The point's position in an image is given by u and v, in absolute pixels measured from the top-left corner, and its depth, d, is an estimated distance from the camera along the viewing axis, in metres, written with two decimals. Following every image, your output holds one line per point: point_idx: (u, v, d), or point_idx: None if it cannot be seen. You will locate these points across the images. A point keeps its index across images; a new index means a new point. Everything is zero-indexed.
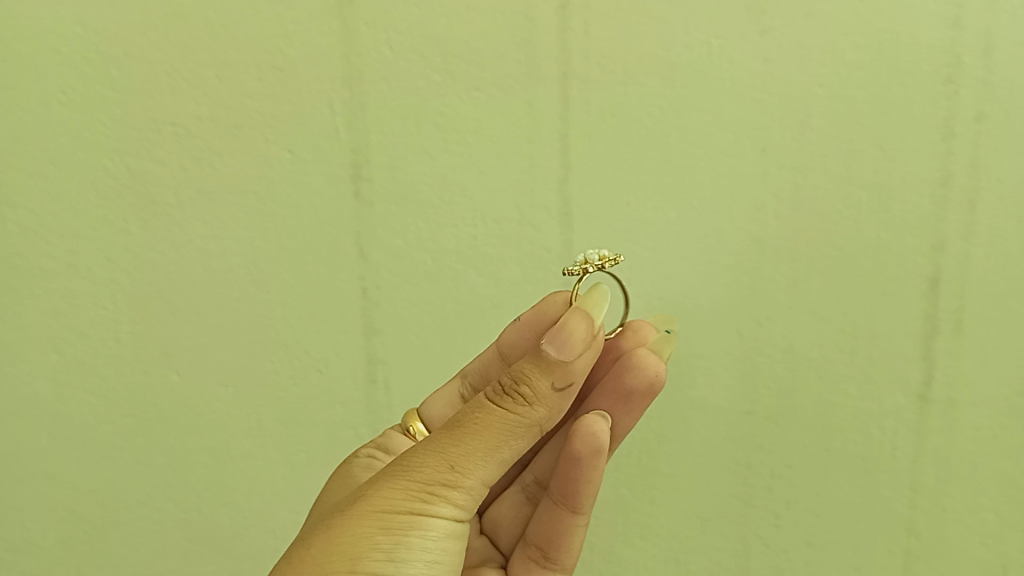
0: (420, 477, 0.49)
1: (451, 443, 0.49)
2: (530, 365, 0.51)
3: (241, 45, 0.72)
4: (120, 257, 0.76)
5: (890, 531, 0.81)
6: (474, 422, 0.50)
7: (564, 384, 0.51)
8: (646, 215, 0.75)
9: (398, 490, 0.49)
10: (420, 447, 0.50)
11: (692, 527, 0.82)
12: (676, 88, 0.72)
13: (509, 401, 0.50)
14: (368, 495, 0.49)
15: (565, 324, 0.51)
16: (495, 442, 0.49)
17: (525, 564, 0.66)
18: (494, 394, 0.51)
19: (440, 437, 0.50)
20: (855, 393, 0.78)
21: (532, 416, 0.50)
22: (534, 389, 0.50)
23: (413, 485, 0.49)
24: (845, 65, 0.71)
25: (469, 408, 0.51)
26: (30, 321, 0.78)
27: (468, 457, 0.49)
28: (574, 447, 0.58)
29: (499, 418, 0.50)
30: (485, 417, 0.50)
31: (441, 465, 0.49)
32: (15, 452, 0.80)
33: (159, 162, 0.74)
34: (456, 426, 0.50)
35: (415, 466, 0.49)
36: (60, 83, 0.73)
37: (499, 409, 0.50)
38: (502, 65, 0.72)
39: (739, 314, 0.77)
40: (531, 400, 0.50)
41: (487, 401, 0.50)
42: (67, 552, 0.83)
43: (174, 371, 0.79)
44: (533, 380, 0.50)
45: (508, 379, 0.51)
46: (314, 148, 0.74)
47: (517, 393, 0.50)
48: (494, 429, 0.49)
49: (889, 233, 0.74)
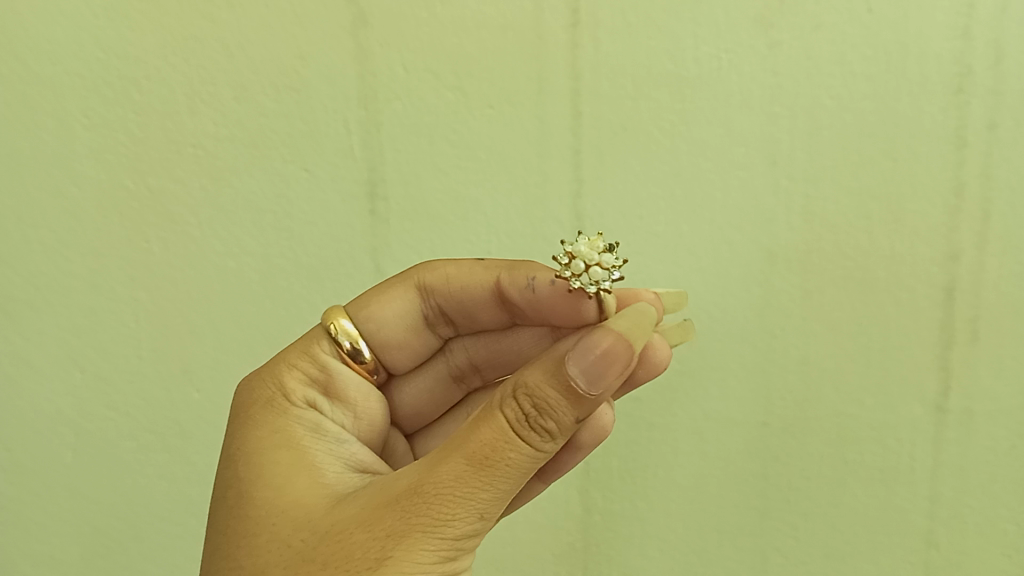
0: (451, 535, 0.43)
1: (481, 489, 0.44)
2: (559, 396, 0.46)
3: (258, 66, 0.73)
4: (140, 275, 0.78)
5: (908, 542, 0.81)
6: (503, 463, 0.44)
7: (584, 415, 0.47)
8: (658, 228, 0.76)
9: (431, 552, 0.43)
10: (442, 488, 0.44)
11: (709, 539, 0.82)
12: (686, 101, 0.73)
13: (540, 437, 0.45)
14: (392, 557, 0.43)
15: (607, 348, 0.46)
16: (518, 479, 0.46)
17: None
18: (519, 424, 0.45)
19: (464, 478, 0.44)
20: (870, 403, 0.78)
21: (552, 449, 0.46)
22: (559, 425, 0.46)
23: (444, 544, 0.43)
24: (855, 76, 0.71)
25: (487, 435, 0.45)
26: (51, 340, 0.79)
27: (494, 502, 0.45)
28: (586, 437, 0.65)
29: (528, 458, 0.45)
30: (514, 458, 0.44)
31: (471, 515, 0.44)
32: (39, 468, 0.82)
33: (177, 182, 0.76)
34: (482, 464, 0.44)
35: (445, 517, 0.43)
36: (79, 105, 0.74)
37: (527, 449, 0.45)
38: (513, 81, 0.73)
39: (752, 325, 0.77)
40: (557, 435, 0.46)
41: (515, 437, 0.45)
42: (91, 564, 0.84)
43: (194, 387, 0.80)
44: (559, 415, 0.46)
45: (534, 408, 0.45)
46: (329, 166, 0.75)
47: (543, 430, 0.45)
48: (521, 469, 0.45)
49: (902, 244, 0.74)
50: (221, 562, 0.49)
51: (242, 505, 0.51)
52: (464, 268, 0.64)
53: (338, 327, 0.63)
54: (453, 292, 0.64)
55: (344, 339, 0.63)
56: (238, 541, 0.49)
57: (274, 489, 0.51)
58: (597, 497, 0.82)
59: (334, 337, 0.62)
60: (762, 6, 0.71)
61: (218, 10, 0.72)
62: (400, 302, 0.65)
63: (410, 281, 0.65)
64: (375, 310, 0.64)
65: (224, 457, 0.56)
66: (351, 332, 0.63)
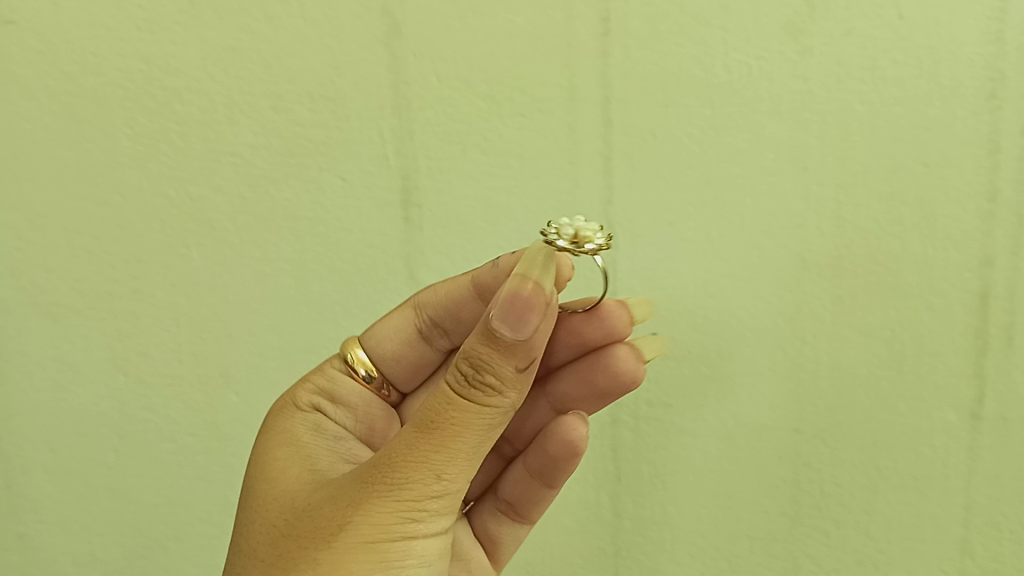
0: (407, 497, 0.47)
1: (430, 452, 0.47)
2: (489, 350, 0.47)
3: (295, 77, 0.75)
4: (181, 281, 0.79)
5: (943, 550, 0.80)
6: (449, 423, 0.47)
7: (525, 362, 0.49)
8: (688, 234, 0.76)
9: (389, 515, 0.47)
10: (394, 458, 0.47)
11: (740, 545, 0.82)
12: (716, 108, 0.73)
13: (483, 392, 0.47)
14: (353, 521, 0.47)
15: (523, 293, 0.47)
16: (473, 441, 0.48)
17: (491, 515, 0.69)
18: (460, 384, 0.47)
19: (414, 441, 0.47)
20: (903, 410, 0.77)
21: (503, 404, 0.48)
22: (499, 377, 0.48)
23: (403, 507, 0.47)
24: (886, 82, 0.71)
25: (434, 402, 0.48)
26: (94, 345, 0.81)
27: (452, 463, 0.48)
28: (553, 451, 0.64)
29: (475, 416, 0.48)
30: (460, 416, 0.47)
31: (427, 477, 0.47)
32: (84, 469, 0.84)
33: (216, 190, 0.77)
34: (429, 428, 0.47)
35: (399, 482, 0.47)
36: (123, 116, 0.76)
37: (473, 406, 0.47)
38: (544, 90, 0.74)
39: (782, 331, 0.77)
40: (501, 388, 0.48)
41: (457, 396, 0.47)
42: (133, 564, 0.86)
43: (233, 390, 0.82)
44: (495, 367, 0.48)
45: (471, 366, 0.48)
46: (363, 174, 0.77)
47: (484, 385, 0.47)
48: (472, 428, 0.48)
49: (934, 249, 0.74)
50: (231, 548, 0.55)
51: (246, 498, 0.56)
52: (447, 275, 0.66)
53: (353, 353, 0.67)
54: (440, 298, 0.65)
55: (361, 366, 0.67)
56: (241, 529, 0.54)
57: (273, 479, 0.56)
58: (628, 502, 0.82)
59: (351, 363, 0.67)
60: (792, 13, 0.71)
61: (257, 23, 0.74)
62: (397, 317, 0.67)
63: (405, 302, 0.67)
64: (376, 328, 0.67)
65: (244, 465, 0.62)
66: (366, 360, 0.67)
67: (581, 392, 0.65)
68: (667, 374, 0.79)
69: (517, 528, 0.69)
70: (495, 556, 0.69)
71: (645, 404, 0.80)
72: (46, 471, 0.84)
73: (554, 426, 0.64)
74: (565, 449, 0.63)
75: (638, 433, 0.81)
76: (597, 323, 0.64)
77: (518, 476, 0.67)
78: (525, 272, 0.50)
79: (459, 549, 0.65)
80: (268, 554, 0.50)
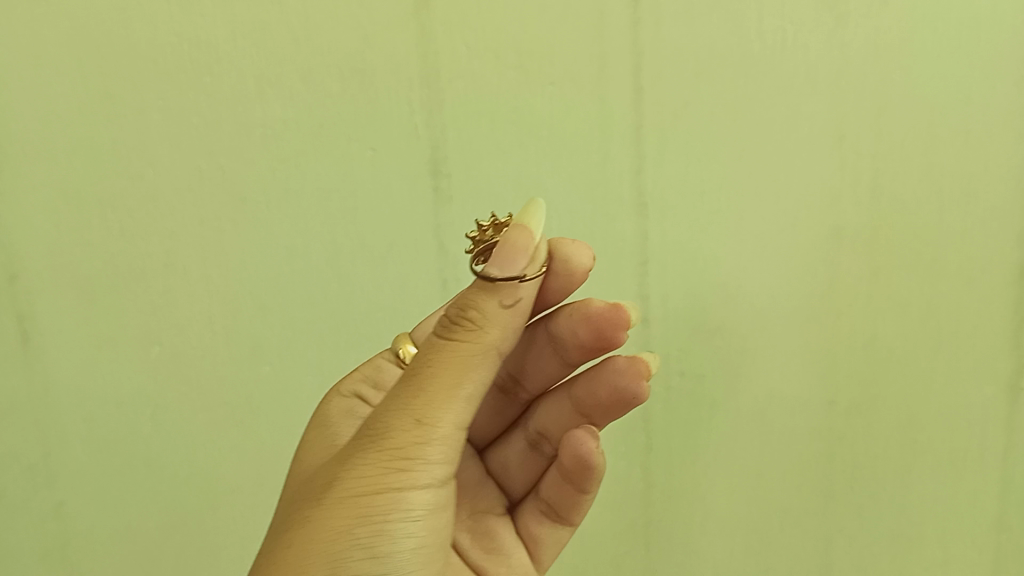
0: (388, 445, 0.47)
1: (408, 395, 0.48)
2: (475, 291, 0.49)
3: (324, 49, 0.75)
4: (213, 255, 0.80)
5: (971, 518, 0.82)
6: (429, 367, 0.48)
7: (512, 301, 0.50)
8: (722, 206, 0.75)
9: (371, 464, 0.47)
10: (379, 409, 0.48)
11: (772, 519, 0.82)
12: (750, 78, 0.72)
13: (467, 330, 0.49)
14: (339, 476, 0.48)
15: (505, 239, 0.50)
16: (459, 382, 0.48)
17: (532, 516, 0.68)
18: (443, 327, 0.50)
19: (397, 392, 0.48)
20: (941, 383, 0.78)
21: (485, 341, 0.49)
22: (483, 313, 0.49)
23: (384, 454, 0.47)
24: (922, 51, 0.71)
25: (420, 356, 0.50)
26: (129, 320, 0.81)
27: (433, 405, 0.47)
28: (566, 459, 0.61)
29: (458, 353, 0.48)
30: (440, 356, 0.48)
31: (406, 421, 0.47)
32: (120, 442, 0.84)
33: (247, 164, 0.78)
34: (412, 375, 0.48)
35: (380, 431, 0.47)
36: (154, 90, 0.76)
37: (453, 344, 0.48)
38: (576, 61, 0.74)
39: (815, 304, 0.77)
40: (484, 325, 0.49)
41: (437, 341, 0.49)
42: (168, 536, 0.87)
43: (265, 362, 0.83)
44: (479, 305, 0.49)
45: (457, 310, 0.50)
46: (394, 147, 0.77)
47: (465, 322, 0.49)
48: (455, 367, 0.48)
49: (972, 222, 0.75)
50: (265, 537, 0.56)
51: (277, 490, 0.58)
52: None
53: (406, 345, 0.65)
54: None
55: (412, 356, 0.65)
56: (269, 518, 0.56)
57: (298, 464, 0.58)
58: (661, 475, 0.81)
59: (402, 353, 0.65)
60: None
61: None
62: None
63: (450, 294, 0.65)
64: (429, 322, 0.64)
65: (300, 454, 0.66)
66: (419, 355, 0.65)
67: (593, 400, 0.62)
68: (699, 351, 0.78)
69: (558, 531, 0.67)
70: (536, 558, 0.67)
71: (678, 376, 0.78)
72: (82, 445, 0.83)
73: (565, 437, 0.61)
74: (577, 464, 0.62)
75: (670, 408, 0.79)
76: (586, 326, 0.59)
77: (552, 479, 0.66)
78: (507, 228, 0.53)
79: (498, 543, 0.66)
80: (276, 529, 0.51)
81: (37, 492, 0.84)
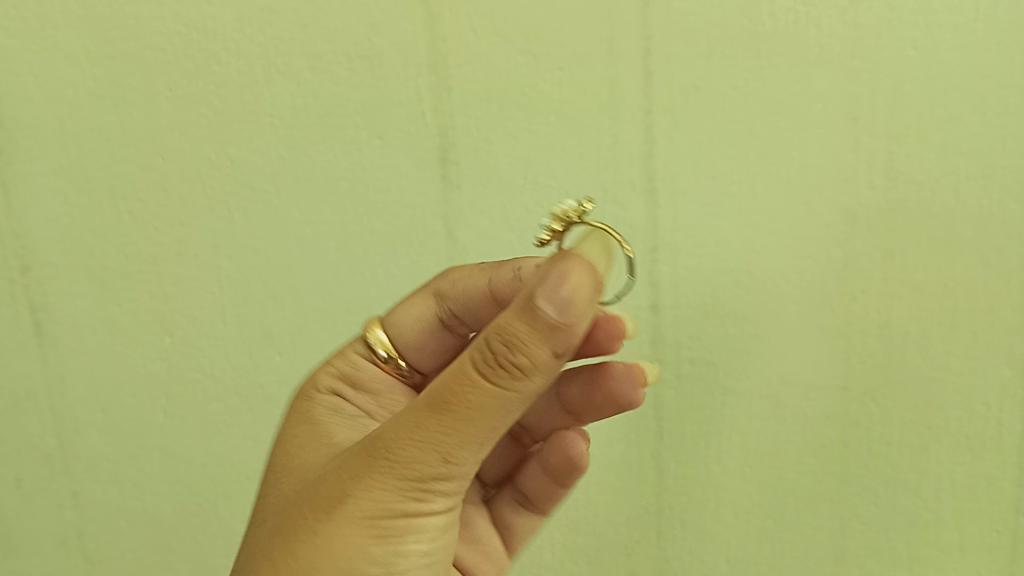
0: (412, 478, 0.46)
1: (437, 431, 0.45)
2: (525, 331, 0.43)
3: (331, 35, 0.74)
4: (223, 243, 0.80)
5: (997, 510, 0.79)
6: (465, 407, 0.45)
7: (564, 348, 0.45)
8: (732, 189, 0.74)
9: (391, 492, 0.46)
10: (404, 436, 0.46)
11: (786, 505, 0.82)
12: (762, 58, 0.71)
13: (509, 375, 0.44)
14: (354, 495, 0.47)
15: (563, 274, 0.44)
16: (489, 423, 0.45)
17: (508, 507, 0.68)
18: (485, 364, 0.44)
19: (425, 424, 0.45)
20: (956, 367, 0.76)
21: (527, 388, 0.45)
22: (531, 360, 0.44)
23: (406, 485, 0.46)
24: (940, 28, 0.69)
25: (454, 383, 0.45)
26: (143, 307, 0.82)
27: (462, 445, 0.46)
28: (554, 457, 0.65)
29: (495, 398, 0.45)
30: (478, 399, 0.45)
31: (433, 460, 0.46)
32: (136, 429, 0.85)
33: (256, 152, 0.77)
34: (443, 409, 0.45)
35: (404, 462, 0.46)
36: (163, 79, 0.76)
37: (493, 388, 0.44)
38: (585, 43, 0.73)
39: (829, 287, 0.75)
40: (531, 372, 0.44)
41: (478, 379, 0.44)
42: (182, 523, 0.87)
43: (276, 350, 0.83)
44: (528, 350, 0.44)
45: (502, 346, 0.44)
46: (401, 133, 0.76)
47: (510, 367, 0.44)
48: (489, 410, 0.45)
49: (990, 201, 0.72)
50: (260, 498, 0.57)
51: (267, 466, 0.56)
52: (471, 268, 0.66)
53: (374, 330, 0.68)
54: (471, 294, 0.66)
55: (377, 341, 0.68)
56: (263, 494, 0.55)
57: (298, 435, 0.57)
58: (671, 461, 0.82)
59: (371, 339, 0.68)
60: None
61: None
62: (424, 304, 0.67)
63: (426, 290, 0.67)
64: (400, 317, 0.67)
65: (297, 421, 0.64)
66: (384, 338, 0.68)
67: (583, 399, 0.64)
68: (710, 333, 0.78)
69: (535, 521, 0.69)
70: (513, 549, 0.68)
71: (689, 362, 0.79)
72: (98, 430, 0.85)
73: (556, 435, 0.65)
74: (566, 460, 0.64)
75: (680, 393, 0.80)
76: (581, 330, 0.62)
77: (533, 470, 0.67)
78: (569, 252, 0.46)
79: (476, 531, 0.66)
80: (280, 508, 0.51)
81: (57, 477, 0.87)
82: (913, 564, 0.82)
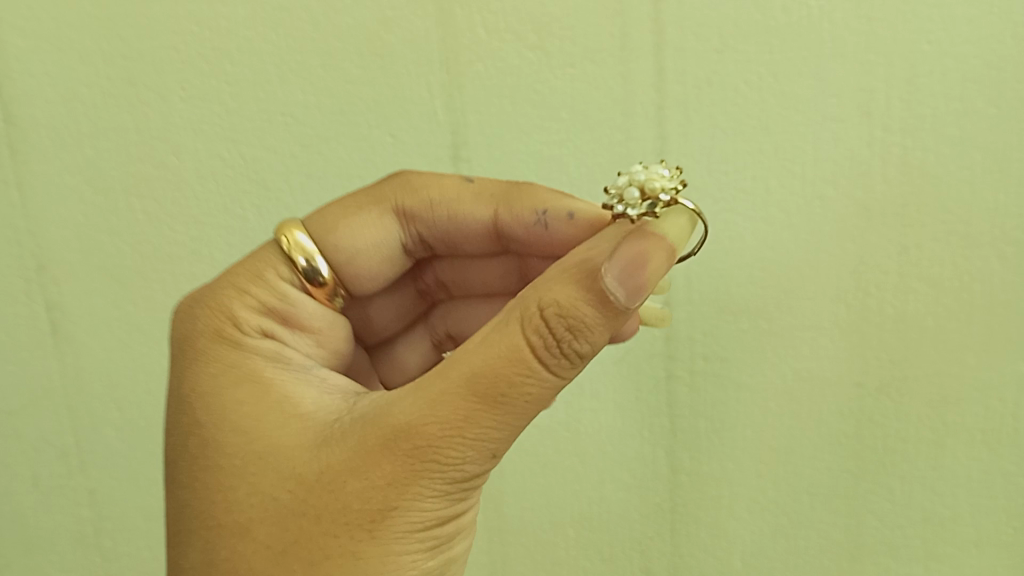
0: (460, 477, 0.44)
1: (489, 426, 0.43)
2: (594, 315, 0.43)
3: (342, 33, 0.74)
4: (237, 241, 0.80)
5: (1014, 507, 0.78)
6: (522, 399, 0.43)
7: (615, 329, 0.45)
8: (746, 183, 0.74)
9: (438, 494, 0.44)
10: (451, 435, 0.43)
11: (801, 501, 0.81)
12: (776, 53, 0.71)
13: (571, 361, 0.44)
14: (397, 505, 0.43)
15: (640, 256, 0.43)
16: (535, 410, 0.45)
17: None
18: (547, 352, 0.43)
19: (478, 419, 0.43)
20: (972, 362, 0.75)
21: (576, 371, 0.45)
22: (592, 343, 0.44)
23: (453, 485, 0.44)
24: (955, 20, 0.68)
25: (506, 374, 0.43)
26: (157, 306, 0.82)
27: (510, 436, 0.44)
28: None
29: (551, 386, 0.44)
30: (536, 390, 0.43)
31: (482, 456, 0.44)
32: (151, 428, 0.85)
33: (269, 150, 0.78)
34: (496, 402, 0.43)
35: (452, 462, 0.43)
36: (176, 78, 0.76)
37: (552, 376, 0.43)
38: (598, 39, 0.72)
39: (844, 282, 0.75)
40: (587, 354, 0.44)
41: (538, 367, 0.43)
42: None
43: None
44: (592, 334, 0.44)
45: (568, 330, 0.43)
46: (414, 130, 0.76)
47: (572, 353, 0.43)
48: (542, 399, 0.44)
49: (1007, 195, 0.71)
50: (187, 500, 0.48)
51: (216, 457, 0.48)
52: (450, 198, 0.64)
53: (291, 240, 0.60)
54: (440, 222, 0.64)
55: (298, 253, 0.60)
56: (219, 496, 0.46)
57: (236, 411, 0.49)
58: (684, 457, 0.82)
59: (286, 250, 0.60)
60: None
61: None
62: (379, 229, 0.63)
63: (386, 206, 0.64)
64: (350, 244, 0.62)
65: (190, 395, 0.51)
66: (307, 248, 0.60)
67: None
68: (724, 329, 0.78)
69: None
70: None
71: (702, 358, 0.79)
72: (114, 428, 0.86)
73: None
74: None
75: (694, 388, 0.80)
76: None
77: None
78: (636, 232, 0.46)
79: None
80: (254, 520, 0.45)
81: (75, 474, 0.87)
82: (927, 559, 0.82)
